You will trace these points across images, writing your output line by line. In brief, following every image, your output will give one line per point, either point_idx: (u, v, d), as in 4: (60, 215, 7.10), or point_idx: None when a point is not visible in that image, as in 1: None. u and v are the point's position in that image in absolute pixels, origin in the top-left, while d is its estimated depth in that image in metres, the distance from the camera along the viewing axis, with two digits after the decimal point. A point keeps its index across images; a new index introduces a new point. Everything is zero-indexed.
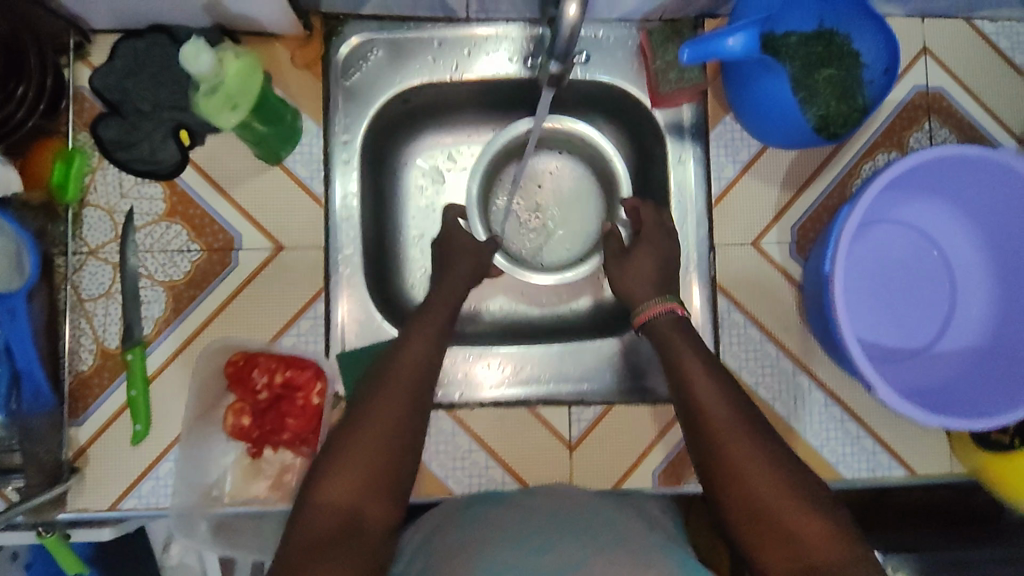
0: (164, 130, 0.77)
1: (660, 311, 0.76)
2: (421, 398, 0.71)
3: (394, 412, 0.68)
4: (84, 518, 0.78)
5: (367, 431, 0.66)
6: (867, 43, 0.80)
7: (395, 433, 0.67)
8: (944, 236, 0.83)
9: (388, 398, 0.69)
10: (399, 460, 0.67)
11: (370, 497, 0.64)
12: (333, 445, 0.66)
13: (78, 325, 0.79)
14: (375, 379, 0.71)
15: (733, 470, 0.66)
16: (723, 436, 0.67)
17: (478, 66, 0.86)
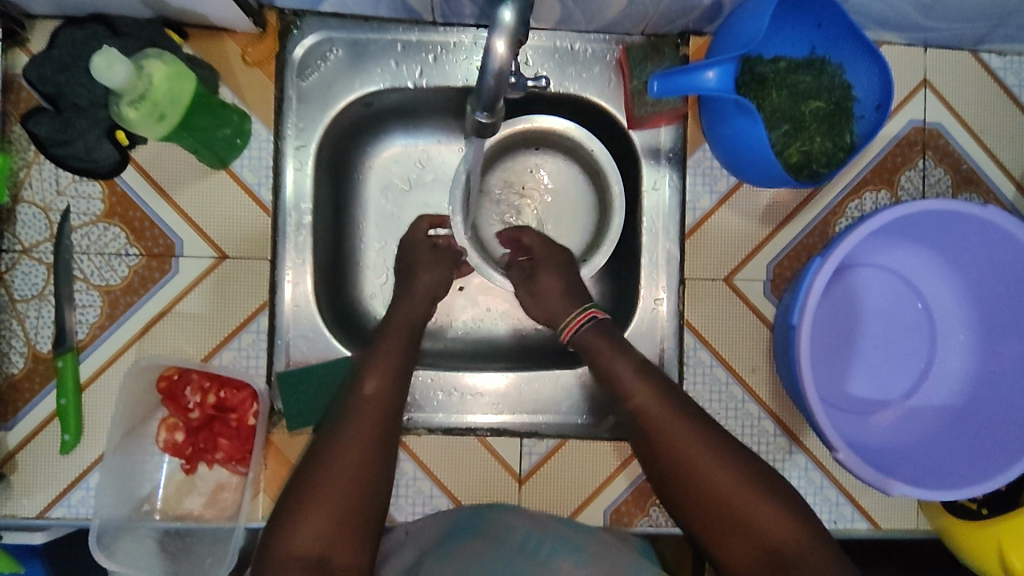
0: (99, 130, 0.73)
1: (580, 321, 0.74)
2: (391, 429, 0.66)
3: (361, 449, 0.63)
4: (11, 524, 0.76)
5: (332, 475, 0.62)
6: (860, 74, 0.75)
7: (366, 471, 0.63)
8: (927, 286, 0.78)
9: (353, 433, 0.64)
10: (373, 497, 0.63)
11: (347, 541, 0.60)
12: (295, 491, 0.62)
13: (9, 326, 0.76)
14: (336, 412, 0.66)
15: (726, 507, 0.63)
16: (704, 473, 0.63)
17: (445, 73, 0.81)
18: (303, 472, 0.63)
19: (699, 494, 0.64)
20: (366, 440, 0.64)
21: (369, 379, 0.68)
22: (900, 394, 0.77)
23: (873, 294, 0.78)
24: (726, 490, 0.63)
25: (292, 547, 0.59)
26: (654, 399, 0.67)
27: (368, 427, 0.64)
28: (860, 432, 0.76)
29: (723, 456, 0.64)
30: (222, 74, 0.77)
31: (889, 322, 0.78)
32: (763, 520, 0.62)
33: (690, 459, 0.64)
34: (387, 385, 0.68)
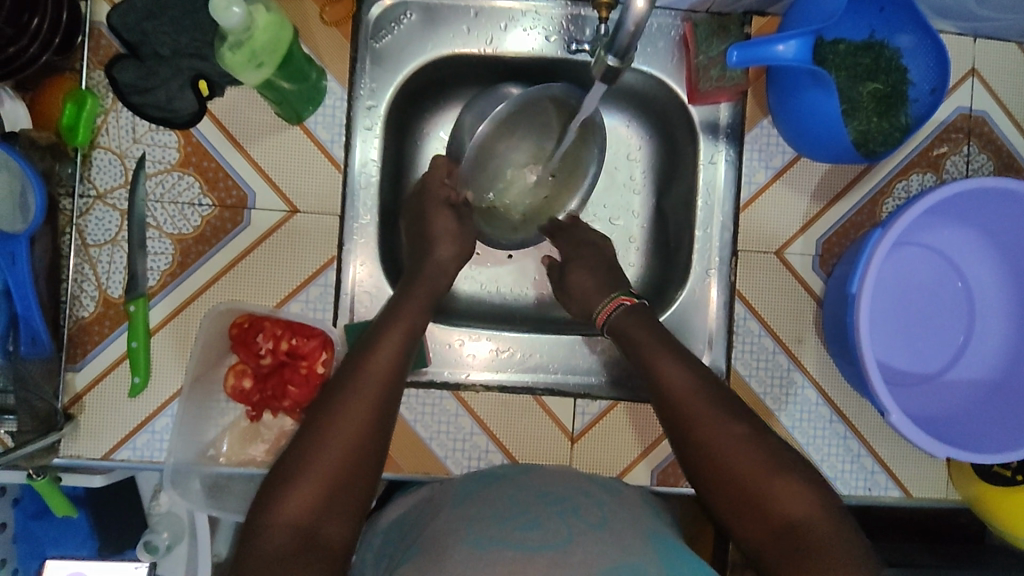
0: (182, 79, 0.75)
1: (610, 309, 0.77)
2: (389, 405, 0.65)
3: (359, 424, 0.62)
4: (77, 465, 0.78)
5: (328, 447, 0.60)
6: (916, 59, 0.78)
7: (363, 446, 0.62)
8: (969, 267, 0.81)
9: (352, 407, 0.63)
10: (364, 474, 0.62)
11: (338, 514, 0.59)
12: (290, 461, 0.61)
13: (82, 271, 0.76)
14: (336, 383, 0.65)
15: (743, 480, 0.61)
16: (715, 441, 0.63)
17: (513, 41, 0.83)
18: (298, 442, 0.62)
19: (716, 467, 0.62)
20: (363, 416, 0.63)
21: (375, 354, 0.67)
22: (938, 368, 0.81)
23: (918, 272, 0.81)
24: (742, 466, 0.61)
25: (285, 516, 0.57)
26: (683, 380, 0.67)
27: (367, 403, 0.63)
28: (902, 402, 0.80)
29: (745, 442, 0.63)
30: (300, 32, 0.79)
31: (930, 299, 0.82)
32: (781, 495, 0.60)
33: (712, 434, 0.63)
34: (390, 361, 0.67)
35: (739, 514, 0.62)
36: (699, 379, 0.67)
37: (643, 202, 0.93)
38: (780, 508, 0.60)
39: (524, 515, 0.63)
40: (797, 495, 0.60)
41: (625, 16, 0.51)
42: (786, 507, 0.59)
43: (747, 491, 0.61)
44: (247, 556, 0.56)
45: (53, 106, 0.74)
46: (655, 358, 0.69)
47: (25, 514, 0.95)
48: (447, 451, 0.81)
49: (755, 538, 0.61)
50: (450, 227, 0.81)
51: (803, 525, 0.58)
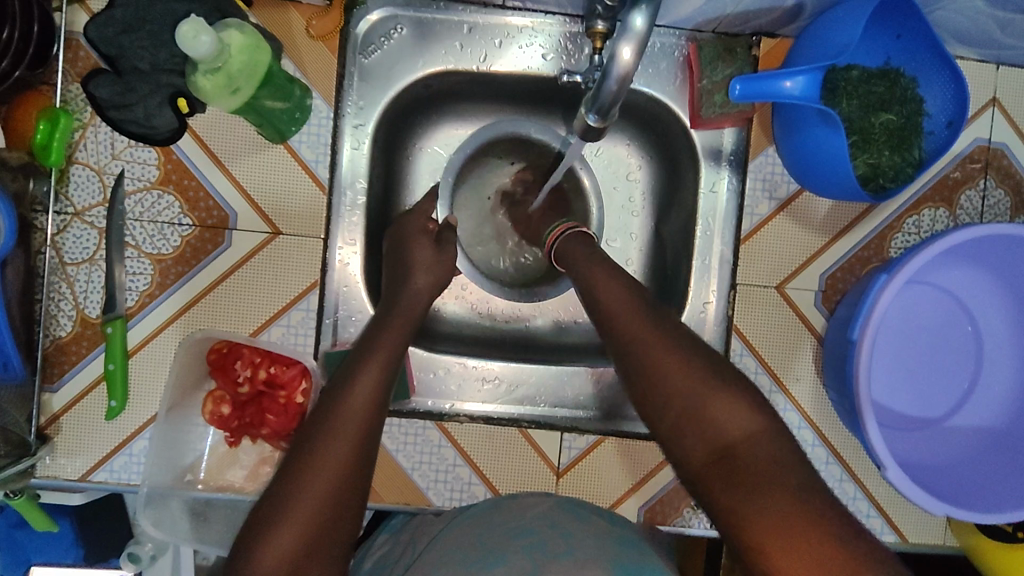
0: (162, 96, 0.72)
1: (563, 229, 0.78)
2: (373, 445, 0.59)
3: (341, 465, 0.56)
4: (54, 485, 0.75)
5: (308, 490, 0.55)
6: (933, 89, 0.74)
7: (346, 490, 0.56)
8: (979, 308, 0.78)
9: (333, 449, 0.57)
10: (347, 521, 0.57)
11: (321, 564, 0.55)
12: (266, 510, 0.55)
13: (58, 289, 0.74)
14: (312, 422, 0.59)
15: (679, 401, 0.56)
16: (653, 360, 0.58)
17: (509, 59, 0.80)
18: (273, 492, 0.56)
19: (653, 383, 0.58)
20: (345, 456, 0.57)
21: (352, 387, 0.60)
22: (941, 413, 0.78)
23: (923, 312, 0.78)
24: (681, 378, 0.57)
25: (260, 570, 0.52)
26: (628, 307, 0.63)
27: (348, 444, 0.57)
28: (902, 448, 0.77)
29: (688, 364, 0.58)
30: (286, 47, 0.76)
31: (937, 341, 0.78)
32: (720, 411, 0.55)
33: (656, 360, 0.58)
34: (373, 393, 0.61)
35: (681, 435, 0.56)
36: (641, 305, 0.63)
37: (642, 224, 0.89)
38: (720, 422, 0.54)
39: (490, 552, 0.62)
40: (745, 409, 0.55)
41: (610, 70, 0.51)
42: (726, 424, 0.54)
43: (684, 410, 0.56)
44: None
45: (27, 123, 0.71)
46: (603, 284, 0.67)
47: (8, 523, 0.93)
48: (428, 482, 0.79)
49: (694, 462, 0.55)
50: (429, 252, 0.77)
51: (740, 444, 0.53)
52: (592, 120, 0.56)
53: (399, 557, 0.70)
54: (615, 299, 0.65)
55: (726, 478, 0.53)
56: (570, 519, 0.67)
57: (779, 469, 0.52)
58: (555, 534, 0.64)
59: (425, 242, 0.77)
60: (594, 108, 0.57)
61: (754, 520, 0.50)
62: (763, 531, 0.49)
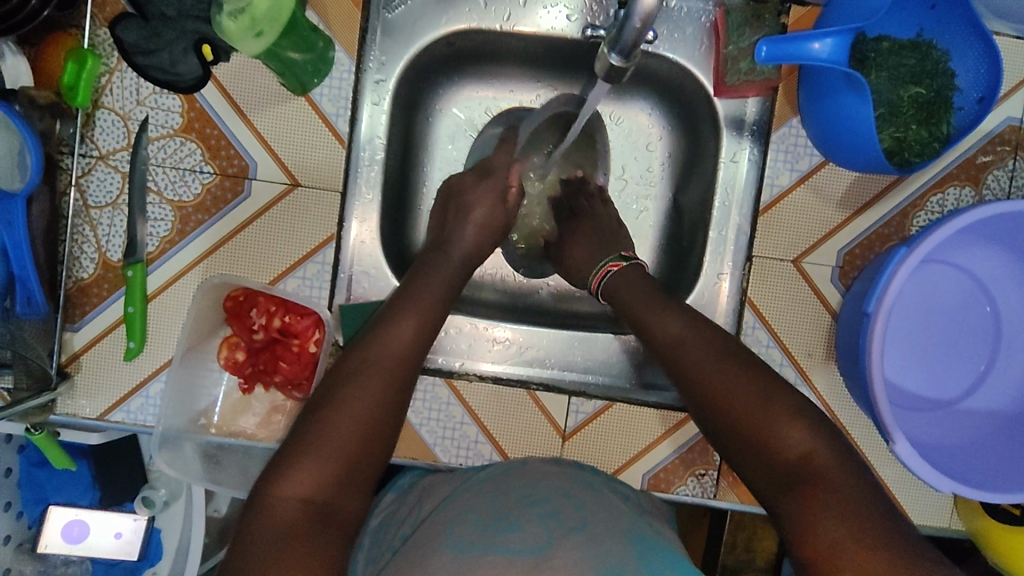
0: (186, 42, 0.73)
1: (602, 274, 0.78)
2: (405, 390, 0.64)
3: (376, 401, 0.61)
4: (73, 423, 0.77)
5: (344, 421, 0.59)
6: (964, 64, 0.72)
7: (377, 424, 0.61)
8: (999, 291, 0.76)
9: (369, 385, 0.61)
10: (375, 455, 0.61)
11: (348, 491, 0.58)
12: (299, 436, 0.59)
13: (81, 232, 0.76)
14: (349, 362, 0.63)
15: (745, 421, 0.61)
16: (716, 381, 0.63)
17: (531, 19, 0.80)
18: (308, 421, 0.60)
19: (720, 408, 0.63)
20: (380, 393, 0.62)
21: (392, 334, 0.65)
22: (953, 395, 0.77)
23: (941, 291, 0.76)
24: (754, 410, 0.61)
25: (295, 490, 0.56)
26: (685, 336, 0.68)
27: (383, 384, 0.62)
28: (912, 428, 0.76)
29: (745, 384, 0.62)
30: None
31: (954, 321, 0.77)
32: (782, 435, 0.59)
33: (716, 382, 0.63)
34: (407, 342, 0.65)
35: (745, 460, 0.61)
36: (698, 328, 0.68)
37: (659, 194, 0.89)
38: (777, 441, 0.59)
39: (505, 519, 0.63)
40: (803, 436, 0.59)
41: (632, 10, 0.50)
42: (795, 448, 0.58)
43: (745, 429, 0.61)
44: (251, 525, 0.55)
45: (55, 63, 0.72)
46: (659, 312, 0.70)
47: (29, 461, 0.94)
48: (436, 438, 0.80)
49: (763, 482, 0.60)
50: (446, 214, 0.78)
51: (808, 467, 0.57)
52: (615, 61, 0.55)
53: (405, 516, 0.70)
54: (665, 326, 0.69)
55: (792, 492, 0.57)
56: (586, 491, 0.68)
57: (845, 490, 0.55)
58: (570, 505, 0.65)
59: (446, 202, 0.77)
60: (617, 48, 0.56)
61: (820, 538, 0.53)
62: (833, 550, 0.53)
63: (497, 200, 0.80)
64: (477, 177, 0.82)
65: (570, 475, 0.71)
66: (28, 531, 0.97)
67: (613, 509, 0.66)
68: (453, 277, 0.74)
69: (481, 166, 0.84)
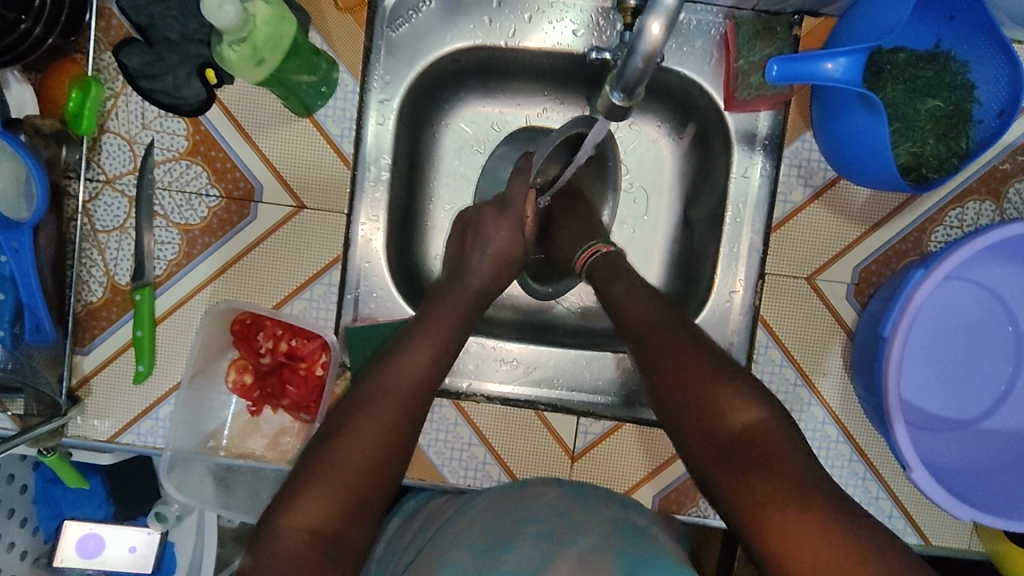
0: (190, 66, 0.72)
1: (589, 256, 0.77)
2: (418, 420, 0.62)
3: (389, 432, 0.60)
4: (84, 445, 0.78)
5: (356, 451, 0.58)
6: (986, 76, 0.70)
7: (389, 456, 0.59)
8: (1020, 306, 0.74)
9: (382, 417, 0.60)
10: (386, 488, 0.59)
11: (358, 524, 0.57)
12: (308, 466, 0.58)
13: (89, 256, 0.76)
14: (362, 390, 0.62)
15: (685, 392, 0.58)
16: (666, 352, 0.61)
17: (537, 35, 0.79)
18: (317, 450, 0.58)
19: (665, 378, 0.60)
20: (393, 424, 0.60)
21: (405, 362, 0.64)
22: (973, 416, 0.75)
23: (960, 309, 0.74)
24: (685, 372, 0.59)
25: (303, 521, 0.54)
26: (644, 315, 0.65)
27: (396, 414, 0.61)
28: (928, 448, 0.74)
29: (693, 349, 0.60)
30: (313, 18, 0.75)
31: (973, 340, 0.74)
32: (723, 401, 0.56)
33: (668, 353, 0.61)
34: (423, 372, 0.64)
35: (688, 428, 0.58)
36: (660, 310, 0.65)
37: (670, 208, 0.88)
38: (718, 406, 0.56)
39: (498, 541, 0.62)
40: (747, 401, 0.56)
41: (637, 46, 0.49)
42: (733, 412, 0.56)
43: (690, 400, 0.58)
44: (256, 555, 0.53)
45: (59, 90, 0.72)
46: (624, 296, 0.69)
47: (43, 478, 0.95)
48: (444, 459, 0.79)
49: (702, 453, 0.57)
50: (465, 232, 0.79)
51: (748, 436, 0.54)
52: (617, 99, 0.54)
53: (409, 542, 0.70)
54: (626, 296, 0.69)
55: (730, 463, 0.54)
56: (577, 507, 0.67)
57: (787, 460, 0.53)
58: (563, 523, 0.64)
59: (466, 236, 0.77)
60: (619, 86, 0.55)
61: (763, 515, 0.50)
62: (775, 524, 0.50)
63: (516, 231, 0.79)
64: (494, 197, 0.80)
65: (568, 495, 0.70)
66: (45, 545, 0.98)
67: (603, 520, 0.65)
68: (469, 307, 0.73)
69: (500, 199, 0.82)
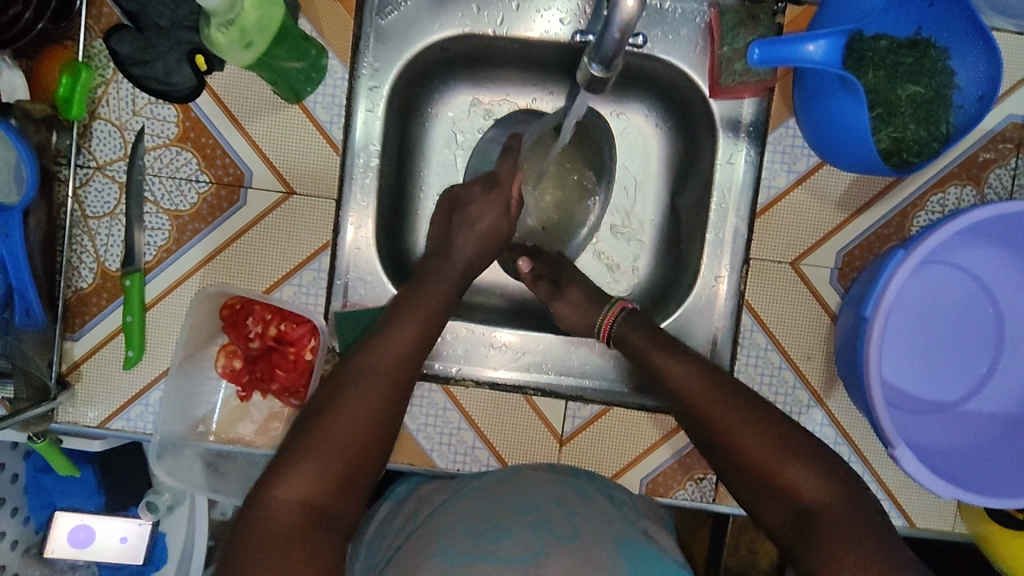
0: (180, 53, 0.73)
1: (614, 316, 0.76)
2: (402, 397, 0.64)
3: (375, 408, 0.61)
4: (74, 431, 0.78)
5: (344, 425, 0.59)
6: (966, 62, 0.71)
7: (376, 430, 0.61)
8: (1002, 290, 0.75)
9: (368, 392, 0.62)
10: (374, 461, 0.60)
11: (347, 495, 0.58)
12: (297, 440, 0.58)
13: (80, 242, 0.76)
14: (349, 368, 0.63)
15: (755, 464, 0.60)
16: (733, 429, 0.62)
17: (525, 23, 0.79)
18: (306, 424, 0.59)
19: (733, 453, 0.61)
20: (379, 399, 0.62)
21: (389, 341, 0.66)
22: (955, 398, 0.76)
23: (942, 293, 0.75)
24: (756, 443, 0.60)
25: (294, 493, 0.55)
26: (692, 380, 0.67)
27: (381, 389, 0.62)
28: (912, 430, 0.75)
29: (759, 421, 0.62)
30: (302, 5, 0.76)
31: (955, 323, 0.75)
32: (795, 476, 0.58)
33: (735, 428, 0.62)
34: (406, 350, 0.66)
35: (759, 498, 0.59)
36: (711, 377, 0.67)
37: (657, 196, 0.89)
38: (789, 481, 0.58)
39: (495, 527, 0.63)
40: (813, 476, 0.57)
41: (613, 18, 0.50)
42: (804, 485, 0.57)
43: (761, 470, 0.59)
44: (247, 528, 0.54)
45: (50, 76, 0.73)
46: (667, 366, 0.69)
47: (34, 467, 0.95)
48: (433, 444, 0.80)
49: (779, 524, 0.58)
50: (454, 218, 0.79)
51: (819, 508, 0.56)
52: (595, 70, 0.56)
53: (401, 526, 0.70)
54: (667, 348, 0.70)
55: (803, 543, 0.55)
56: (577, 499, 0.68)
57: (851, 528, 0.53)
58: (560, 514, 0.65)
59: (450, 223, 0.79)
60: (598, 59, 0.56)
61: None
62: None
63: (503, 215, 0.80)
64: (486, 186, 0.81)
65: (565, 483, 0.71)
66: (35, 536, 0.97)
67: (603, 514, 0.66)
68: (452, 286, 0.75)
69: (487, 177, 0.82)
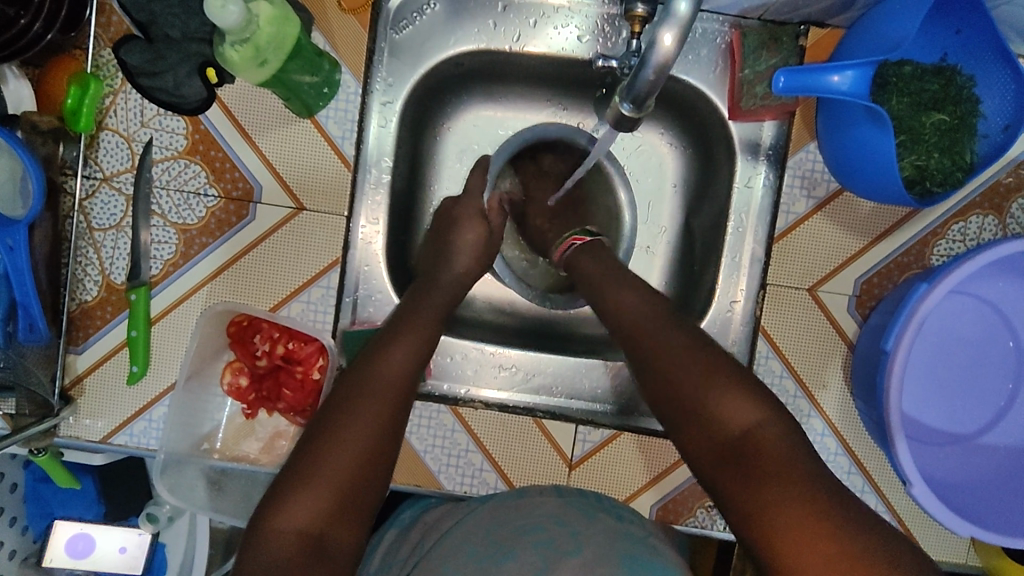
0: (190, 65, 0.71)
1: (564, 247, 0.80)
2: (402, 415, 0.62)
3: (373, 431, 0.59)
4: (76, 445, 0.77)
5: (341, 450, 0.57)
6: (991, 90, 0.70)
7: (376, 455, 0.59)
8: (1022, 323, 0.74)
9: (365, 413, 0.60)
10: (376, 484, 0.58)
11: (348, 523, 0.56)
12: (293, 469, 0.57)
13: (85, 254, 0.75)
14: (344, 387, 0.61)
15: (682, 390, 0.59)
16: (660, 348, 0.62)
17: (542, 40, 0.78)
18: (302, 450, 0.58)
19: (661, 376, 0.61)
20: (378, 422, 0.60)
21: (386, 358, 0.64)
22: (972, 431, 0.74)
23: (961, 322, 0.74)
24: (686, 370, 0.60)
25: (291, 523, 0.54)
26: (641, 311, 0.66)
27: (379, 409, 0.60)
28: (927, 462, 0.74)
29: (691, 346, 0.62)
30: (316, 18, 0.74)
31: (974, 354, 0.74)
32: (724, 402, 0.57)
33: (661, 351, 0.62)
34: (403, 366, 0.64)
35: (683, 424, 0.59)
36: (654, 307, 0.67)
37: (673, 216, 0.87)
38: (716, 403, 0.58)
39: (497, 549, 0.62)
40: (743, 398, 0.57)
41: (649, 58, 0.50)
42: (732, 411, 0.57)
43: (687, 398, 0.59)
44: (246, 561, 0.53)
45: (59, 87, 0.72)
46: (611, 285, 0.70)
47: (33, 477, 0.93)
48: (440, 466, 0.79)
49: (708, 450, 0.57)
50: (466, 237, 0.78)
51: (748, 433, 0.56)
52: (627, 110, 0.55)
53: (406, 556, 0.68)
54: (614, 275, 0.71)
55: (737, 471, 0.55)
56: (580, 518, 0.66)
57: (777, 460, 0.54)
58: (564, 533, 0.63)
59: (457, 240, 0.78)
60: (629, 97, 0.55)
61: (765, 511, 0.52)
62: (780, 528, 0.50)
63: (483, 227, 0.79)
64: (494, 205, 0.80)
65: (566, 505, 0.69)
66: (34, 545, 0.96)
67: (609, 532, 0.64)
68: (448, 301, 0.73)
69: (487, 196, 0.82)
